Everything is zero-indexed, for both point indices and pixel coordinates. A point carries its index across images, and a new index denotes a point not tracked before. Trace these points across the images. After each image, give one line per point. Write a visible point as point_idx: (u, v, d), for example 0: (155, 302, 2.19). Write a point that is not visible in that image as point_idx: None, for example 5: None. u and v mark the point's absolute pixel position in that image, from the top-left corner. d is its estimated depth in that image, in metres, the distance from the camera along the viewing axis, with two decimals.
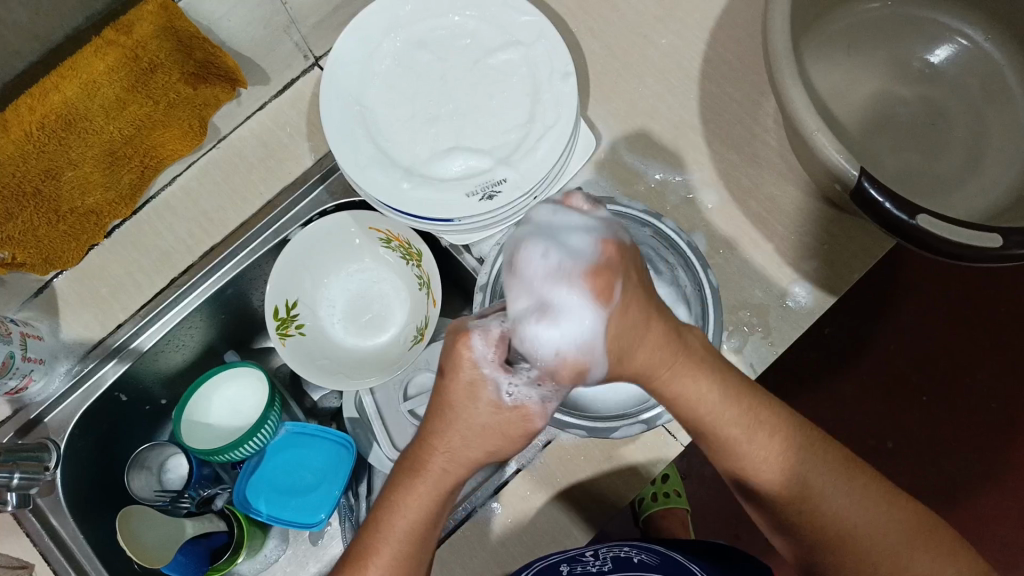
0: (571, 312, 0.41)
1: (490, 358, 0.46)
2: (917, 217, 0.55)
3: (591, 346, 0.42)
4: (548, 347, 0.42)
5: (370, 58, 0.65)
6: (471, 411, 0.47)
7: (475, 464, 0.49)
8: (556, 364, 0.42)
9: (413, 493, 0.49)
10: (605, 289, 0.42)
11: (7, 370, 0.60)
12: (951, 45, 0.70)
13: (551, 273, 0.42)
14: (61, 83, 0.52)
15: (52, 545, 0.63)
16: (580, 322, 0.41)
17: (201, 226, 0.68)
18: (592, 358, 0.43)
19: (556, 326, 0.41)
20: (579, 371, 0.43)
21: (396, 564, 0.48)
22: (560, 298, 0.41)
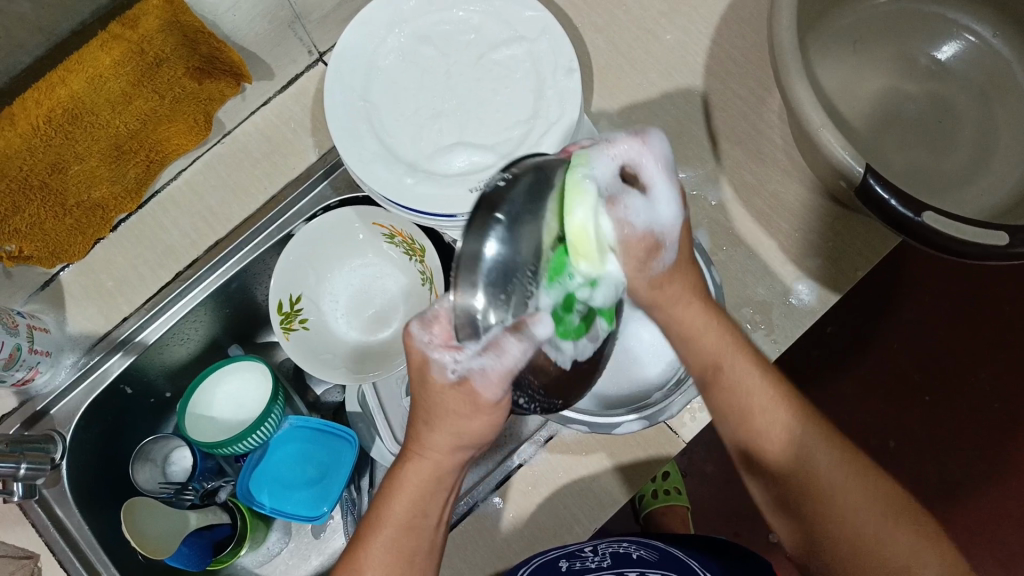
0: (669, 195, 0.49)
1: (434, 341, 0.46)
2: (923, 214, 0.55)
3: (665, 230, 0.50)
4: (627, 213, 0.48)
5: (376, 53, 0.65)
6: (439, 395, 0.47)
7: (463, 446, 0.49)
8: (636, 236, 0.49)
9: (405, 482, 0.49)
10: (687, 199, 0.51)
11: (14, 362, 0.61)
12: (958, 42, 0.69)
13: (662, 162, 0.49)
14: (68, 78, 0.52)
15: (57, 535, 0.64)
16: (669, 207, 0.49)
17: (206, 221, 0.68)
18: (666, 239, 0.50)
19: (653, 201, 0.49)
20: (650, 250, 0.50)
21: (395, 554, 0.48)
22: (660, 181, 0.49)
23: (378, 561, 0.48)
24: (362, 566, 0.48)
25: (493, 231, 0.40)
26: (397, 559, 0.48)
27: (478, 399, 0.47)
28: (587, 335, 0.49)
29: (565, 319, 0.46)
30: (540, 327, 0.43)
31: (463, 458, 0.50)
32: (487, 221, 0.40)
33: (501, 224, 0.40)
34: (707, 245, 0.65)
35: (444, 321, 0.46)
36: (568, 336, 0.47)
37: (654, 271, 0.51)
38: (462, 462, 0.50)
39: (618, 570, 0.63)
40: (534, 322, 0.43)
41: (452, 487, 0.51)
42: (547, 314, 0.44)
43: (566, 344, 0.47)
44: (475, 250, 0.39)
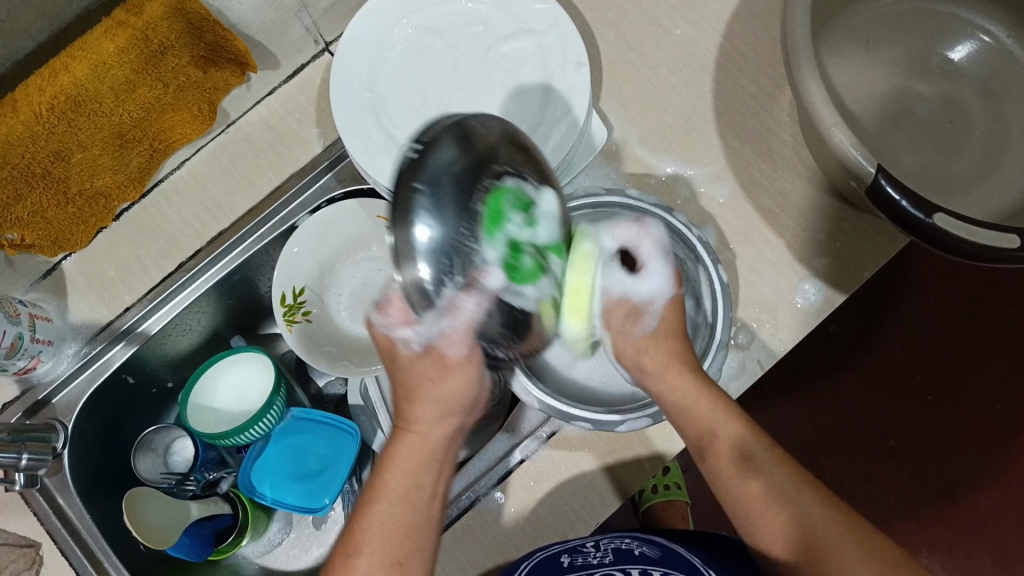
0: (663, 271, 0.56)
1: (392, 322, 0.52)
2: (934, 215, 0.54)
3: (651, 300, 0.56)
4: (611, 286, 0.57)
5: (383, 43, 0.64)
6: (413, 373, 0.53)
7: (445, 414, 0.53)
8: (614, 301, 0.57)
9: (396, 457, 0.51)
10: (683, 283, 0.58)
11: (15, 351, 0.61)
12: (972, 42, 0.69)
13: (662, 246, 0.56)
14: (71, 64, 0.51)
15: (58, 523, 0.63)
16: (653, 283, 0.56)
17: (209, 211, 0.68)
18: (648, 308, 0.57)
19: (645, 275, 0.56)
20: (631, 313, 0.57)
21: (393, 528, 0.48)
22: (653, 262, 0.56)
23: (377, 535, 0.48)
24: (362, 543, 0.48)
25: (415, 205, 0.44)
26: (395, 533, 0.48)
27: (445, 361, 0.53)
28: (548, 278, 0.51)
29: (516, 263, 0.48)
30: (493, 277, 0.48)
31: (450, 429, 0.53)
32: (409, 197, 0.44)
33: (424, 195, 0.44)
34: (714, 244, 0.65)
35: (396, 304, 0.52)
36: (525, 280, 0.50)
37: (635, 335, 0.57)
38: (449, 433, 0.53)
39: (621, 568, 0.62)
40: (483, 275, 0.48)
41: (445, 461, 0.53)
42: (493, 263, 0.47)
43: (526, 287, 0.50)
44: (406, 225, 0.44)
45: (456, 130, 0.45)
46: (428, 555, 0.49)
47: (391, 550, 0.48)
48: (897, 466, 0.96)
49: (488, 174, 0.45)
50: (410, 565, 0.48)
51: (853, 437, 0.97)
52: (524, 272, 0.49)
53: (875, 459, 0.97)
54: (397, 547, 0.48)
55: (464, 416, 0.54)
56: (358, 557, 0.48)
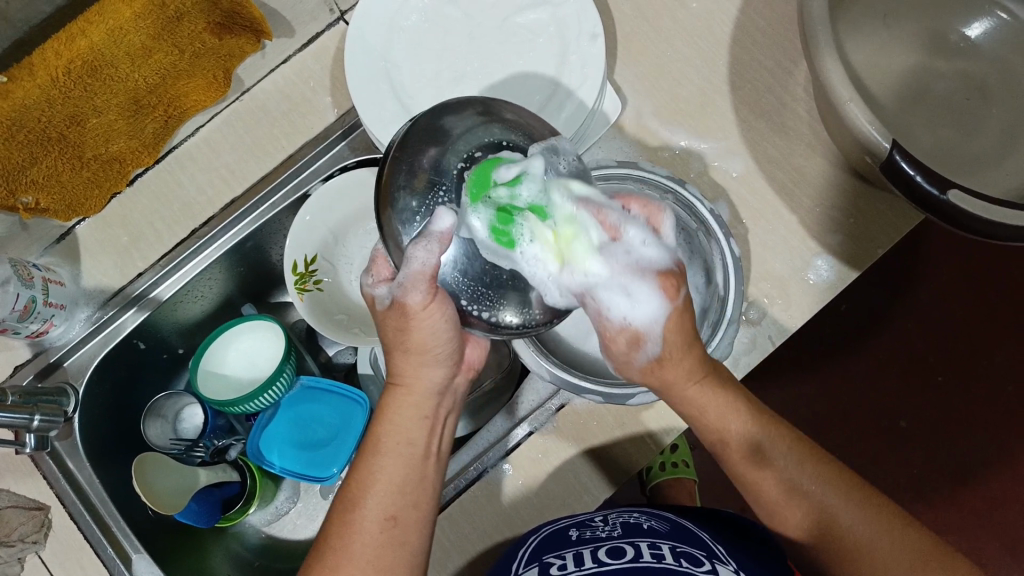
0: (643, 291, 0.47)
1: (377, 281, 0.50)
2: (950, 192, 0.54)
3: (654, 325, 0.48)
4: (608, 309, 0.47)
5: (399, 13, 0.64)
6: (387, 329, 0.50)
7: (427, 365, 0.51)
8: (615, 330, 0.49)
9: (386, 413, 0.51)
10: (678, 286, 0.48)
11: (29, 314, 0.61)
12: (990, 19, 0.68)
13: (625, 266, 0.47)
14: (88, 28, 0.51)
15: (67, 488, 0.64)
16: (648, 304, 0.47)
17: (223, 179, 0.68)
18: (649, 333, 0.49)
19: (626, 298, 0.47)
20: (634, 340, 0.49)
21: (385, 482, 0.49)
22: (638, 286, 0.47)
23: (372, 489, 0.48)
24: (360, 498, 0.48)
25: (393, 187, 0.46)
26: (391, 487, 0.49)
27: (408, 311, 0.47)
28: (548, 248, 0.45)
29: (509, 229, 0.44)
30: (442, 220, 0.44)
31: (436, 382, 0.51)
32: (390, 178, 0.46)
33: (405, 180, 0.45)
34: (727, 218, 0.65)
35: (385, 265, 0.51)
36: (519, 244, 0.45)
37: (647, 358, 0.50)
38: (435, 387, 0.51)
39: (629, 540, 0.59)
40: (435, 220, 0.44)
41: (436, 417, 0.52)
42: (478, 226, 0.44)
43: (517, 253, 0.45)
44: (388, 207, 0.46)
45: (438, 118, 0.47)
46: (425, 512, 0.50)
47: (387, 504, 0.48)
48: (909, 452, 0.96)
49: (475, 140, 0.46)
50: (405, 523, 0.48)
51: (863, 422, 0.97)
52: (519, 240, 0.45)
53: (886, 445, 0.96)
54: (391, 501, 0.48)
55: (450, 371, 0.52)
56: (358, 512, 0.48)
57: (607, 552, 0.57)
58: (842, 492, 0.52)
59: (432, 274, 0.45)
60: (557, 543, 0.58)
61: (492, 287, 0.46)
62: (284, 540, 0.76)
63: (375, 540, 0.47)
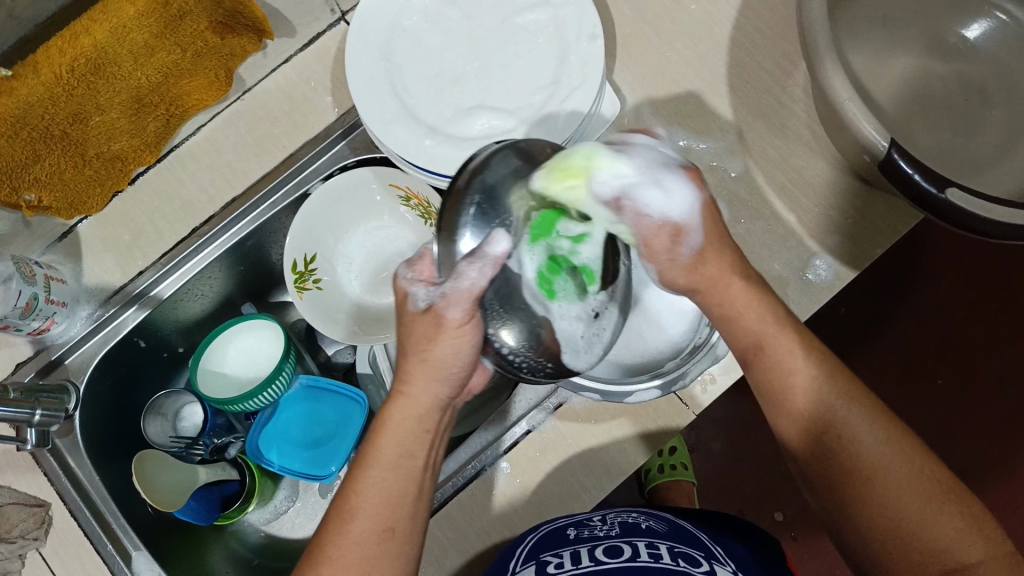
0: (674, 183, 0.49)
1: (414, 277, 0.49)
2: (948, 190, 0.54)
3: (690, 217, 0.49)
4: (645, 205, 0.48)
5: (400, 13, 0.65)
6: (412, 330, 0.48)
7: (437, 381, 0.48)
8: (654, 228, 0.49)
9: (388, 422, 0.48)
10: (700, 181, 0.50)
11: (31, 311, 0.61)
12: (988, 21, 0.68)
13: (652, 164, 0.49)
14: (92, 27, 0.51)
15: (68, 485, 0.64)
16: (682, 193, 0.49)
17: (224, 178, 0.68)
18: (689, 221, 0.49)
19: (660, 191, 0.48)
20: (674, 238, 0.49)
21: (382, 496, 0.47)
22: (666, 176, 0.49)
23: (369, 501, 0.47)
24: (355, 509, 0.47)
25: (463, 205, 0.46)
26: (387, 499, 0.48)
27: (443, 323, 0.46)
28: (579, 306, 0.49)
29: (554, 281, 0.48)
30: (498, 244, 0.45)
31: (443, 397, 0.49)
32: (462, 190, 0.47)
33: (476, 197, 0.47)
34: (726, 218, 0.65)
35: (429, 265, 0.49)
36: (557, 297, 0.48)
37: (692, 251, 0.49)
38: (440, 403, 0.49)
39: (627, 539, 0.60)
40: (489, 240, 0.45)
41: (438, 431, 0.50)
42: (529, 266, 0.47)
43: (554, 304, 0.48)
44: (452, 223, 0.47)
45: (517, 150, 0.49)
46: (419, 524, 0.49)
47: (382, 516, 0.47)
48: None
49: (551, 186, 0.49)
50: (400, 535, 0.48)
51: None
52: (562, 292, 0.48)
53: None
54: (387, 515, 0.47)
55: (456, 390, 0.49)
56: (353, 521, 0.47)
57: (604, 550, 0.58)
58: (863, 410, 0.47)
59: (475, 295, 0.46)
60: (555, 542, 0.59)
61: (516, 318, 0.47)
62: (282, 538, 0.76)
63: (369, 549, 0.47)
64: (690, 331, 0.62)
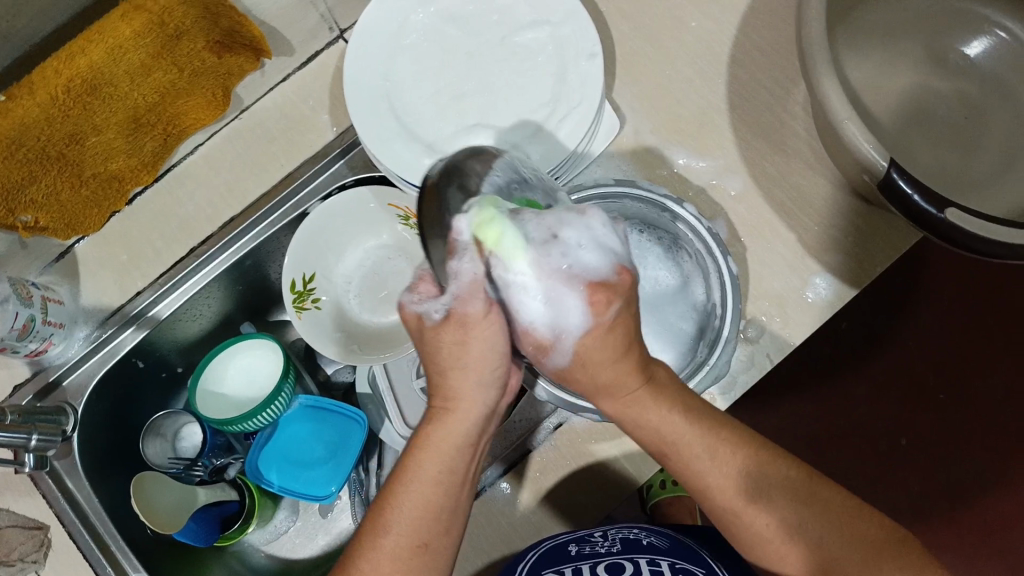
0: (572, 304, 0.42)
1: (413, 299, 0.46)
2: (947, 211, 0.54)
3: (566, 338, 0.43)
4: (522, 315, 0.42)
5: (398, 32, 0.64)
6: (439, 347, 0.45)
7: (480, 387, 0.46)
8: (522, 332, 0.43)
9: (432, 437, 0.47)
10: (611, 300, 0.42)
11: (28, 332, 0.61)
12: (988, 38, 0.68)
13: (557, 270, 0.42)
14: (88, 47, 0.50)
15: (66, 507, 0.63)
16: (573, 315, 0.42)
17: (223, 197, 0.68)
18: (558, 346, 0.43)
19: (541, 304, 0.42)
20: (540, 347, 0.44)
21: (420, 509, 0.46)
22: (569, 296, 0.42)
23: (406, 514, 0.46)
24: (388, 524, 0.46)
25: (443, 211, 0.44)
26: (423, 515, 0.46)
27: (468, 321, 0.44)
28: None
29: None
30: (466, 228, 0.42)
31: (488, 405, 0.47)
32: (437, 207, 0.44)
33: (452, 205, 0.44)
34: (726, 237, 0.65)
35: (429, 283, 0.46)
36: None
37: (554, 365, 0.45)
38: (485, 412, 0.47)
39: (629, 556, 0.59)
40: (455, 229, 0.42)
41: (480, 443, 0.48)
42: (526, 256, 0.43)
43: None
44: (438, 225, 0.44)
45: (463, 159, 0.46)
46: (453, 538, 0.47)
47: (416, 531, 0.46)
48: (909, 468, 0.96)
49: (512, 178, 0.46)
50: (435, 548, 0.46)
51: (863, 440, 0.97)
52: None
53: (886, 462, 0.96)
54: (423, 528, 0.46)
55: (500, 395, 0.48)
56: (385, 536, 0.46)
57: (606, 567, 0.57)
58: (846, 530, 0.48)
59: (479, 281, 0.43)
60: (557, 559, 0.58)
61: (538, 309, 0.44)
62: (282, 558, 0.76)
63: (404, 565, 0.45)
64: (690, 350, 0.62)
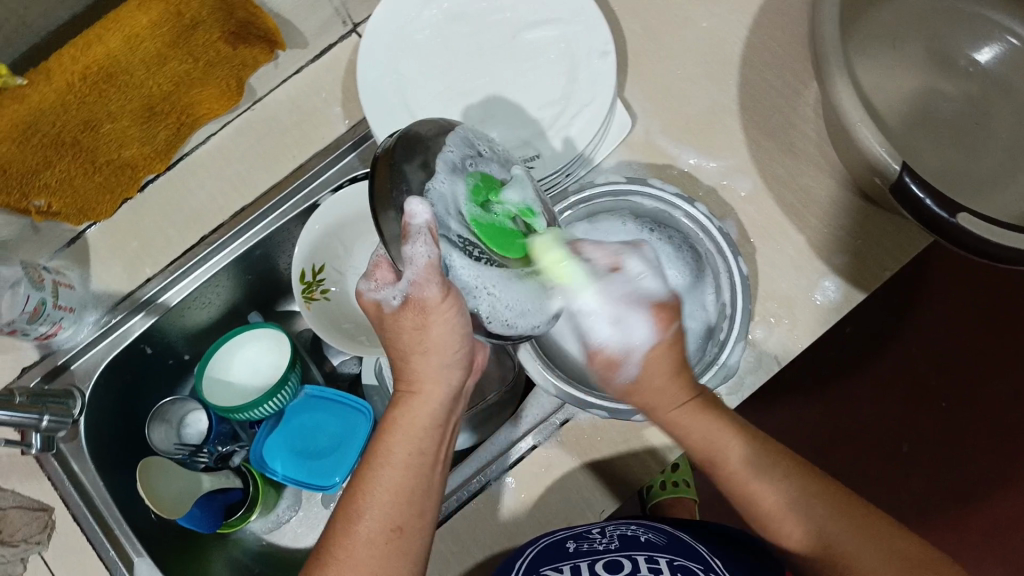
0: (638, 322, 0.53)
1: (372, 284, 0.48)
2: (959, 215, 0.54)
3: (634, 354, 0.53)
4: (594, 336, 0.54)
5: (412, 26, 0.65)
6: (400, 331, 0.48)
7: (444, 367, 0.49)
8: (598, 349, 0.54)
9: (399, 421, 0.49)
10: (671, 318, 0.53)
11: (39, 316, 0.61)
12: (999, 44, 0.68)
13: (621, 296, 0.53)
14: (105, 35, 0.51)
15: (72, 490, 0.64)
16: (639, 332, 0.52)
17: (234, 187, 0.69)
18: (629, 359, 0.53)
19: (613, 326, 0.53)
20: (611, 363, 0.54)
21: (392, 495, 0.47)
22: (635, 315, 0.53)
23: (379, 497, 0.47)
24: (363, 508, 0.47)
25: (392, 189, 0.42)
26: (397, 497, 0.47)
27: (427, 307, 0.45)
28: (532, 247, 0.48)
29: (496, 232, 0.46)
30: (419, 212, 0.40)
31: (452, 387, 0.50)
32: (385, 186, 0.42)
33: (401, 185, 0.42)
34: (734, 237, 0.65)
35: (387, 270, 0.48)
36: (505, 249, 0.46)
37: (620, 387, 0.55)
38: (450, 393, 0.50)
39: (626, 553, 0.60)
40: (408, 212, 0.40)
41: (447, 425, 0.50)
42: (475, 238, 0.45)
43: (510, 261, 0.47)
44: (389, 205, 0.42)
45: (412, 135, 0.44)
46: (429, 519, 0.48)
47: (391, 515, 0.47)
48: (913, 476, 0.96)
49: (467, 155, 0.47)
50: (412, 531, 0.47)
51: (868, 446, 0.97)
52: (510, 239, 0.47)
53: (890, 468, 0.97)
54: (398, 511, 0.47)
55: (464, 376, 0.50)
56: (359, 521, 0.46)
57: (604, 565, 0.58)
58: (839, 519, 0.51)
59: (435, 265, 0.42)
60: (555, 557, 0.59)
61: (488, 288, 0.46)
62: (284, 548, 0.76)
63: (380, 547, 0.46)
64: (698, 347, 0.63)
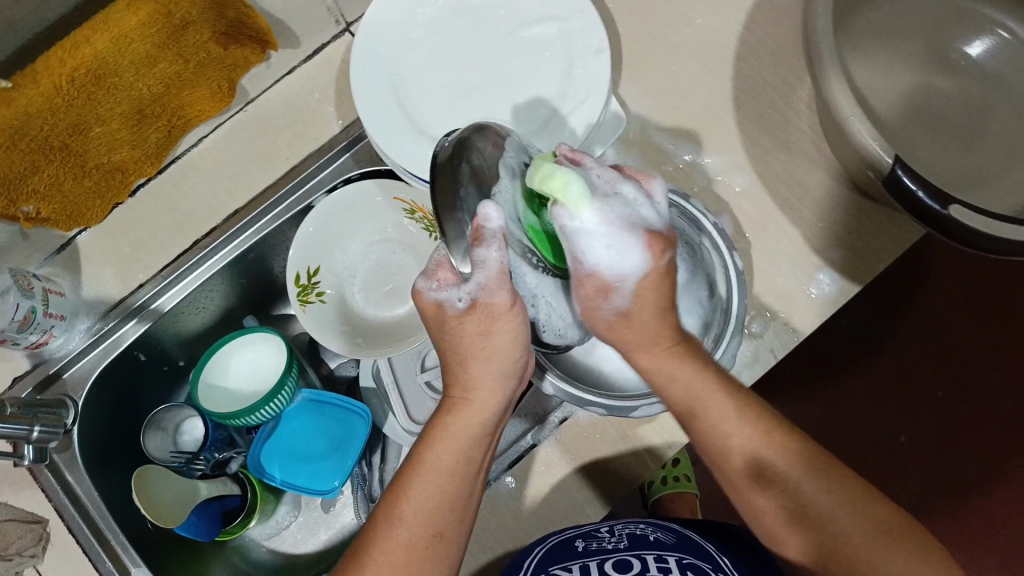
0: (631, 247, 0.47)
1: (434, 285, 0.47)
2: (950, 206, 0.54)
3: (627, 281, 0.47)
4: (589, 257, 0.46)
5: (406, 26, 0.64)
6: (461, 336, 0.47)
7: (502, 377, 0.48)
8: (587, 274, 0.47)
9: (449, 426, 0.48)
10: (663, 247, 0.48)
11: (29, 325, 0.60)
12: (991, 38, 0.69)
13: (619, 219, 0.46)
14: (93, 36, 0.50)
15: (65, 500, 0.63)
16: (633, 259, 0.47)
17: (227, 190, 0.68)
18: (623, 285, 0.48)
19: (610, 249, 0.46)
20: (601, 290, 0.48)
21: (437, 499, 0.46)
22: (627, 241, 0.46)
23: (421, 503, 0.46)
24: (402, 513, 0.46)
25: (457, 190, 0.41)
26: (438, 503, 0.46)
27: (494, 313, 0.45)
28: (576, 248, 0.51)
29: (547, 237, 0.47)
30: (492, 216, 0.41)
31: (506, 396, 0.49)
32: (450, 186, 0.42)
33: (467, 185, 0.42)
34: (731, 232, 0.65)
35: (447, 268, 0.47)
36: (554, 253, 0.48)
37: (611, 311, 0.49)
38: (504, 402, 0.49)
39: (635, 552, 0.58)
40: (482, 216, 0.41)
41: (494, 434, 0.50)
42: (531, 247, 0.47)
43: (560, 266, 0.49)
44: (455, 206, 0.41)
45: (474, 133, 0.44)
46: (466, 527, 0.48)
47: (431, 521, 0.46)
48: (905, 467, 0.97)
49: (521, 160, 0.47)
50: (450, 539, 0.46)
51: (862, 436, 0.98)
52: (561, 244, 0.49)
53: (884, 458, 0.97)
54: (438, 518, 0.46)
55: (518, 385, 0.50)
56: (397, 526, 0.46)
57: (613, 564, 0.57)
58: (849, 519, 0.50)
59: (504, 269, 0.43)
60: (563, 557, 0.57)
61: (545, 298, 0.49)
62: (285, 554, 0.75)
63: (417, 554, 0.45)
64: None
